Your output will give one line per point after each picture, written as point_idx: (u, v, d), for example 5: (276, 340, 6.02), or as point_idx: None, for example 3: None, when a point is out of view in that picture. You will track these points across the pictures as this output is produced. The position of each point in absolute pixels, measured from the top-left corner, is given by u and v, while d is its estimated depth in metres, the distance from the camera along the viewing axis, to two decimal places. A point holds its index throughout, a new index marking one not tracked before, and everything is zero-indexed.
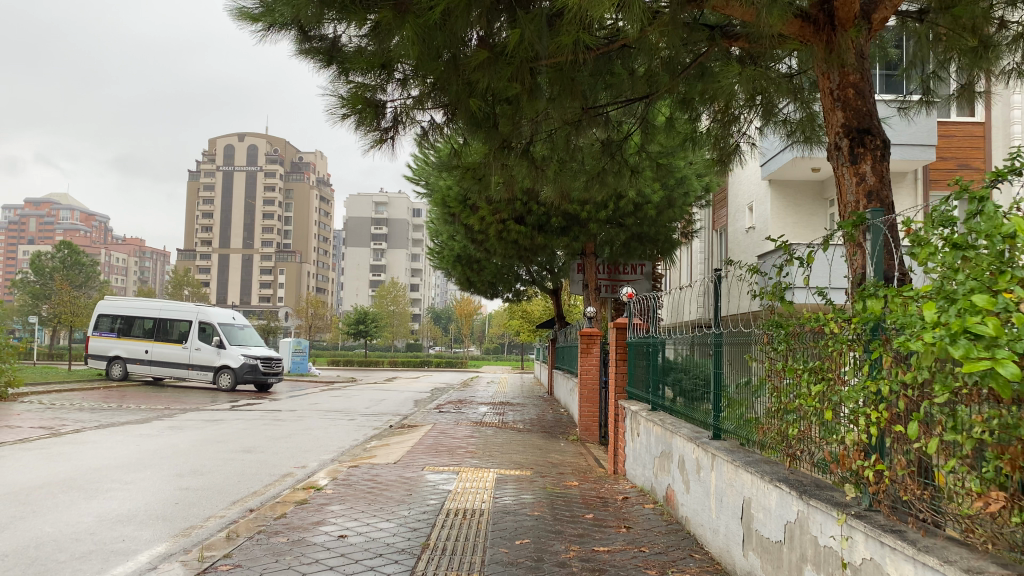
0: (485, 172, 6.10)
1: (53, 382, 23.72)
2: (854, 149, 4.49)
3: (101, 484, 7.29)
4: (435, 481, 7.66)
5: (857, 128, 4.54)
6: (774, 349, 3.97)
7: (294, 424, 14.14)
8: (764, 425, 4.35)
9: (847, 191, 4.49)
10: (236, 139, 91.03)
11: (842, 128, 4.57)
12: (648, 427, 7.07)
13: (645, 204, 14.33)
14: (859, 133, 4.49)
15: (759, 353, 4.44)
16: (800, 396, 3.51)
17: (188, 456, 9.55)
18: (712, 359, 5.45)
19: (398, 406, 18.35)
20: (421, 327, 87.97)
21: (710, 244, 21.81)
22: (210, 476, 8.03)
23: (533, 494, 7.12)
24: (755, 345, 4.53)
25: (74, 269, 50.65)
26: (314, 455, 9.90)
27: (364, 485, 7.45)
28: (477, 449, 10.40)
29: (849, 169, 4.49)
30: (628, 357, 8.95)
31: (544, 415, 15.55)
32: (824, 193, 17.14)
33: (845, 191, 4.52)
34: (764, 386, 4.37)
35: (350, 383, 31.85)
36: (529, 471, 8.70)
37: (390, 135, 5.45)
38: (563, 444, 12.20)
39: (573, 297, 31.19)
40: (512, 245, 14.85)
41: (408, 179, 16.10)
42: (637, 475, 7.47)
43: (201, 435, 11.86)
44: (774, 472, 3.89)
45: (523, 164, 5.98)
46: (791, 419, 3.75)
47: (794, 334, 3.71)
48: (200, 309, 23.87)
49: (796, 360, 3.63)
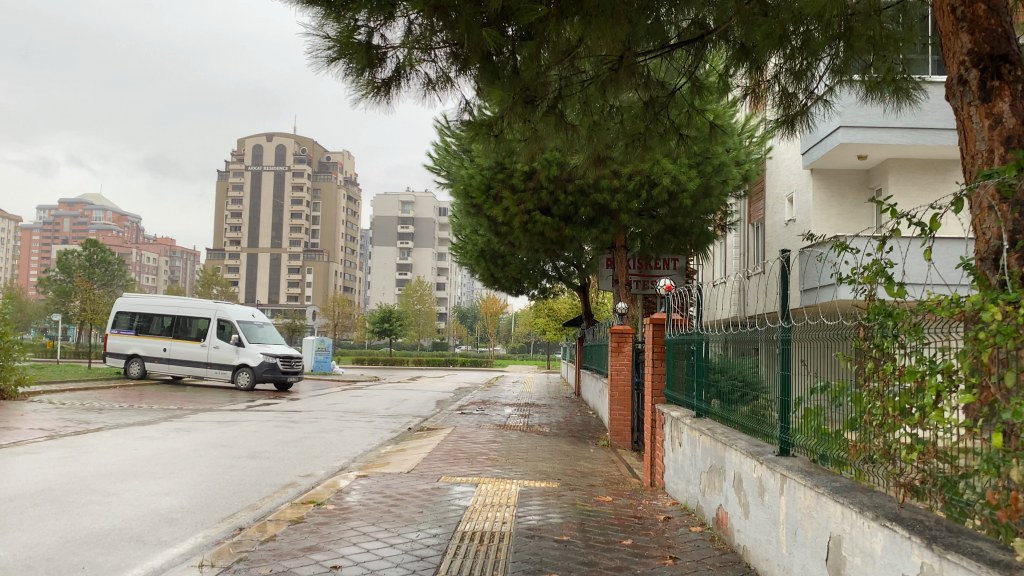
0: (507, 127, 5.41)
1: (71, 381, 23.29)
2: (985, 82, 3.96)
3: (81, 496, 6.58)
4: (451, 496, 6.82)
5: (990, 55, 3.99)
6: (881, 345, 3.11)
7: (309, 426, 13.42)
8: (857, 442, 3.48)
9: (978, 137, 3.95)
10: (264, 139, 91.36)
11: (970, 56, 4.03)
12: (692, 436, 6.22)
13: (681, 193, 13.21)
14: (994, 63, 3.95)
15: (848, 352, 3.57)
16: (929, 409, 2.65)
17: (187, 462, 8.82)
18: (778, 360, 4.57)
19: (419, 407, 17.57)
20: (448, 326, 87.55)
21: (746, 238, 20.83)
22: (205, 487, 7.28)
23: (560, 513, 6.25)
24: (841, 342, 3.66)
25: (100, 266, 50.71)
26: (324, 461, 9.14)
27: (371, 500, 6.64)
28: (500, 455, 9.56)
29: (979, 108, 3.95)
30: (666, 357, 8.05)
31: (572, 418, 14.68)
32: (870, 183, 16.12)
33: (973, 136, 3.98)
34: (856, 392, 3.51)
35: (373, 382, 31.21)
36: (556, 483, 7.82)
37: (389, 87, 4.92)
38: (593, 449, 11.32)
39: (602, 295, 30.29)
40: (538, 237, 13.98)
41: (428, 168, 15.33)
42: (679, 492, 6.60)
43: (208, 439, 11.15)
44: (879, 506, 3.02)
45: (549, 124, 5.58)
46: (910, 438, 2.89)
47: (915, 327, 2.86)
48: (219, 306, 23.29)
49: (921, 361, 2.77)
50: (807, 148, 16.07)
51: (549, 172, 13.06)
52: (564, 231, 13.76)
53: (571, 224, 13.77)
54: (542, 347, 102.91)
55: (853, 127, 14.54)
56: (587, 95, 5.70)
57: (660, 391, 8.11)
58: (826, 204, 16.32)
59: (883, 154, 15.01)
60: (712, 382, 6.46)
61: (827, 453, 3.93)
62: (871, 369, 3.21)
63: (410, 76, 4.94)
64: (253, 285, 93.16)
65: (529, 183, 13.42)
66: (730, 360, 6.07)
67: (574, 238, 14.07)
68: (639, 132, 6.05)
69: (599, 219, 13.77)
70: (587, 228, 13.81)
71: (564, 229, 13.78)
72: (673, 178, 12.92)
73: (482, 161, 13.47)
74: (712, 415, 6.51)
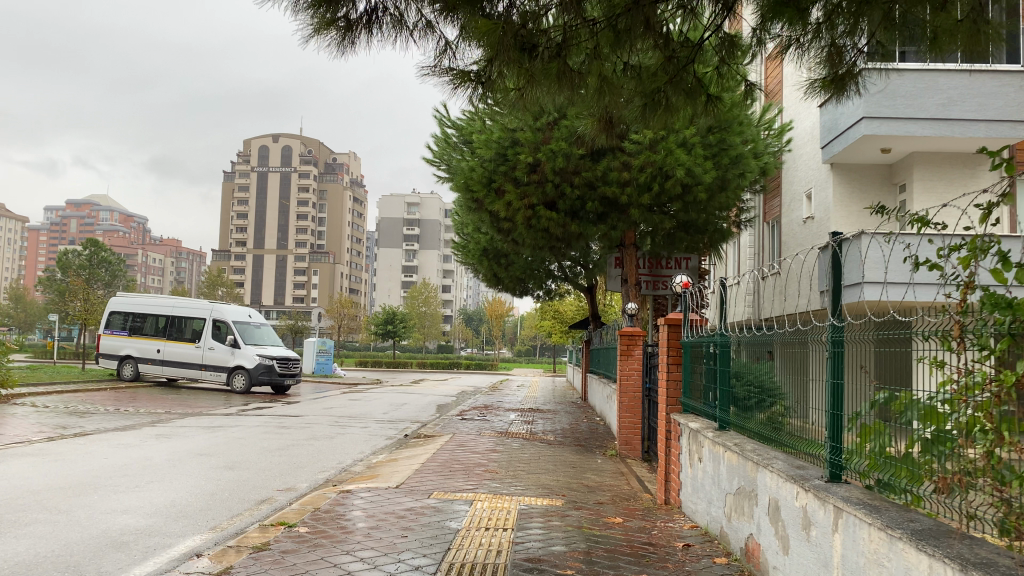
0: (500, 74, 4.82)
1: (62, 382, 22.64)
2: None
3: (27, 514, 5.89)
4: (441, 516, 6.06)
5: None
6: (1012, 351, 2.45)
7: (299, 432, 12.70)
8: (953, 476, 2.79)
9: None
10: (270, 140, 91.02)
11: None
12: (713, 451, 5.54)
13: (695, 185, 12.43)
14: None
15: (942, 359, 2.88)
16: None
17: (158, 473, 8.10)
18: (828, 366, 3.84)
19: (418, 412, 16.82)
20: (454, 329, 86.89)
21: (761, 237, 20.06)
22: (171, 502, 6.57)
23: (564, 538, 5.48)
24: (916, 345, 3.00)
25: (101, 267, 50.23)
26: (308, 473, 8.39)
27: (351, 521, 5.89)
28: (499, 467, 8.79)
29: None
30: (682, 361, 7.31)
31: (578, 425, 13.92)
32: (894, 177, 15.40)
33: None
34: (940, 405, 2.83)
35: (375, 385, 30.45)
36: (561, 500, 7.06)
37: (361, 29, 4.71)
38: (601, 460, 10.55)
39: (610, 297, 29.50)
40: (542, 234, 13.26)
41: (426, 160, 14.56)
42: (698, 514, 5.88)
43: (189, 445, 10.45)
44: (991, 561, 2.30)
45: (551, 75, 4.89)
46: None
47: None
48: (214, 306, 22.60)
49: None
50: (827, 142, 15.34)
51: (554, 164, 12.33)
52: (570, 227, 13.03)
53: (577, 219, 13.04)
54: (548, 350, 102.12)
55: (877, 118, 13.80)
56: (598, 44, 5.00)
57: (675, 398, 7.37)
58: (846, 200, 15.63)
59: (908, 147, 14.28)
60: (735, 390, 5.74)
61: (892, 480, 3.25)
62: (992, 385, 2.55)
63: (379, 16, 4.75)
64: (257, 286, 92.65)
65: (533, 177, 12.62)
66: (754, 364, 5.36)
67: (581, 234, 13.36)
68: (657, 90, 5.40)
69: (607, 214, 13.06)
70: (595, 224, 13.09)
71: (570, 225, 13.03)
72: (687, 169, 12.11)
73: (483, 151, 12.74)
74: (734, 427, 5.81)
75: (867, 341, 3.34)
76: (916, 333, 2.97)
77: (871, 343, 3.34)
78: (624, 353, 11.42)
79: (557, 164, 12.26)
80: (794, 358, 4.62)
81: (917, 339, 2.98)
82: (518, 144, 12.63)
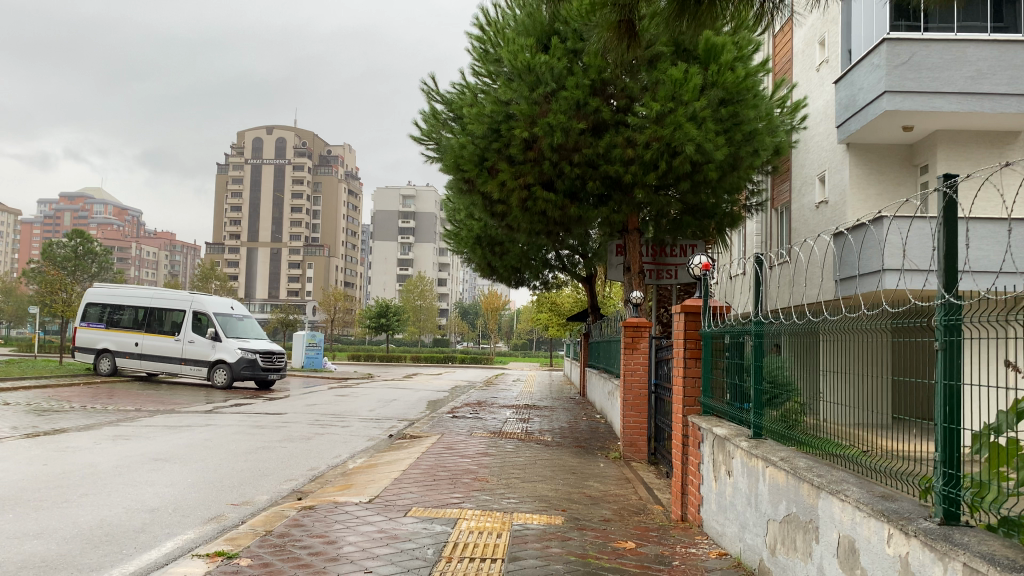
0: None
1: (34, 378, 21.57)
2: None
3: None
4: (417, 541, 5.05)
5: None
6: None
7: (274, 432, 11.68)
8: None
9: None
10: (264, 131, 89.90)
11: None
12: (748, 462, 4.54)
13: (705, 163, 11.38)
14: None
15: None
16: None
17: (99, 481, 7.09)
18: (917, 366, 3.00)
19: (407, 409, 15.80)
20: (450, 323, 85.97)
21: (767, 225, 19.13)
22: (101, 522, 5.56)
23: (566, 570, 4.49)
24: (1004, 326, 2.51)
25: (86, 259, 49.11)
26: (273, 482, 7.37)
27: (308, 548, 4.88)
28: (490, 475, 7.77)
29: None
30: (699, 354, 6.32)
31: (577, 423, 12.92)
32: (915, 157, 14.43)
33: None
34: None
35: (365, 380, 29.43)
36: (560, 517, 6.04)
37: None
38: (604, 464, 9.57)
39: (609, 288, 28.54)
40: (539, 218, 12.24)
41: (413, 138, 13.49)
42: (729, 540, 4.87)
43: (149, 447, 9.42)
44: None
45: None
46: None
47: None
48: (195, 297, 21.53)
49: None
50: (843, 121, 14.36)
51: (551, 141, 11.26)
52: (569, 210, 11.99)
53: (576, 202, 12.01)
54: (544, 344, 101.26)
55: (900, 92, 12.72)
56: None
57: (695, 397, 6.33)
58: (863, 181, 14.61)
59: (932, 124, 13.27)
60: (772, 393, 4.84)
61: None
62: None
63: None
64: (251, 279, 91.49)
65: (529, 154, 11.57)
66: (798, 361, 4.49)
67: (580, 218, 12.35)
68: None
69: (609, 196, 12.05)
70: (595, 208, 12.07)
71: (569, 208, 11.99)
72: (697, 146, 11.00)
73: (474, 127, 11.65)
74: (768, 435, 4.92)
75: (883, 337, 3.30)
76: (941, 322, 2.87)
77: (887, 335, 3.29)
78: (629, 347, 10.44)
79: (555, 141, 11.18)
80: (802, 349, 4.45)
81: (967, 327, 2.72)
82: (512, 119, 11.56)
